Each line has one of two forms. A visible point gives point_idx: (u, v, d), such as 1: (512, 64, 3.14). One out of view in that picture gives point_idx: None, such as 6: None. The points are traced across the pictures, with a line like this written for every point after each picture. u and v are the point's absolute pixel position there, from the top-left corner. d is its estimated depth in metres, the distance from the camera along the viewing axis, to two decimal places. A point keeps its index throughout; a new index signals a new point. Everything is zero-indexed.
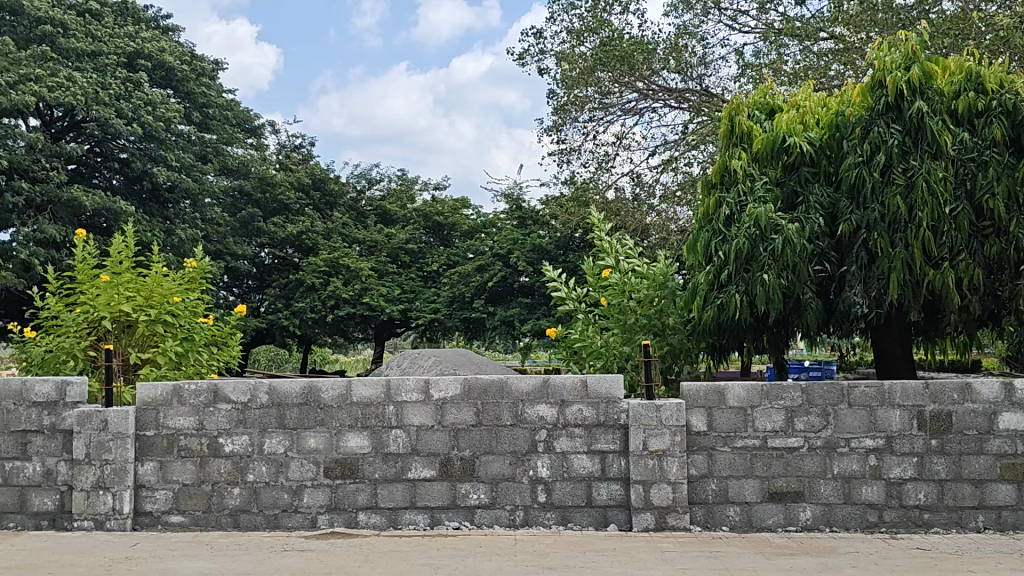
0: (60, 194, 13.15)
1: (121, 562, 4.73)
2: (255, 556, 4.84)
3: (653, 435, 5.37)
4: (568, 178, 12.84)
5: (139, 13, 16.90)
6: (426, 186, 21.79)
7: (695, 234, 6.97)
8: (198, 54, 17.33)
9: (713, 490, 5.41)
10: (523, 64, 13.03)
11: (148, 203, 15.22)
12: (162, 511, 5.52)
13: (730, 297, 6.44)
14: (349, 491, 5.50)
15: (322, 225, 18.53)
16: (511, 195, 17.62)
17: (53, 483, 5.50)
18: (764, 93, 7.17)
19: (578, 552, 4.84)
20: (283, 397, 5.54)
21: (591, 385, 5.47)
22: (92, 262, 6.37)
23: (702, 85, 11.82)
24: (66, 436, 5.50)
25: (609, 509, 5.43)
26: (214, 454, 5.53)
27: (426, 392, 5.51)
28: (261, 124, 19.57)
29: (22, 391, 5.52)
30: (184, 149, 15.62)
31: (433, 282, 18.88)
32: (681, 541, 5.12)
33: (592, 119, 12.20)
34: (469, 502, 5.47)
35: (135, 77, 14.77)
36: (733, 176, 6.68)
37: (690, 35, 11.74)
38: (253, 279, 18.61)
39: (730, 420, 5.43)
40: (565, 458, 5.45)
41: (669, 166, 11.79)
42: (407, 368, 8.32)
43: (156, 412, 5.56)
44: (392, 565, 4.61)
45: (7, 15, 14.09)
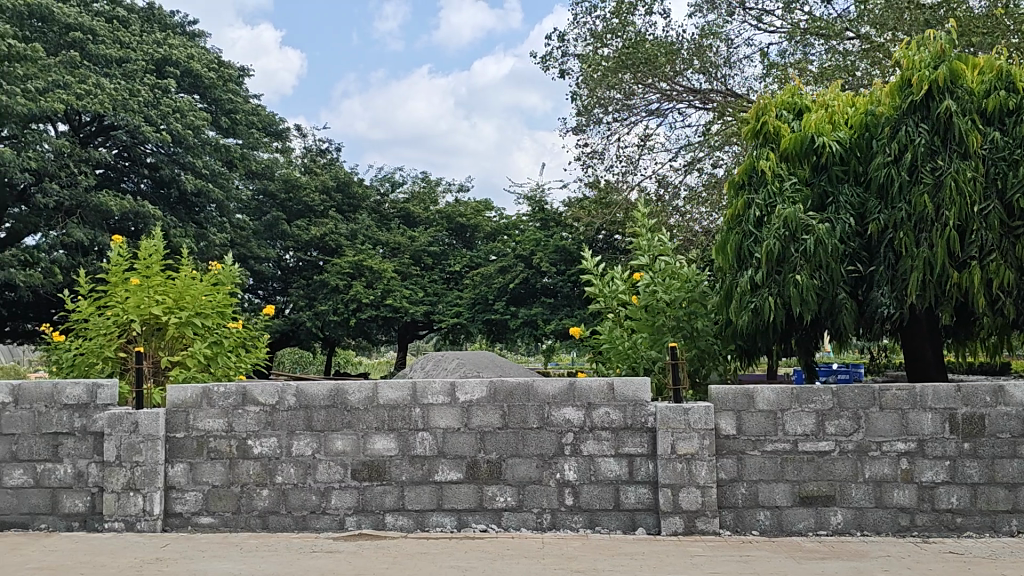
0: (89, 199, 13.27)
1: (152, 562, 4.78)
2: (285, 557, 4.87)
3: (681, 439, 5.35)
4: (593, 181, 12.84)
5: (165, 19, 17.09)
6: (450, 188, 21.81)
7: (724, 235, 6.90)
8: (224, 60, 17.47)
9: (743, 494, 5.38)
10: (546, 66, 13.03)
11: (176, 207, 15.36)
12: (192, 512, 5.56)
13: (764, 300, 6.40)
14: (377, 493, 5.52)
15: (345, 228, 18.63)
16: (534, 197, 17.59)
17: (84, 485, 5.56)
18: (792, 93, 7.08)
19: (607, 556, 4.82)
20: (310, 399, 5.56)
21: (618, 388, 5.45)
22: (123, 265, 6.46)
23: (726, 86, 11.77)
24: (97, 438, 5.55)
25: (637, 513, 5.42)
26: (243, 455, 5.57)
27: (452, 394, 5.51)
28: (286, 128, 19.66)
29: (54, 394, 5.57)
30: (211, 154, 15.78)
31: (455, 283, 18.89)
32: (710, 545, 5.09)
33: (616, 120, 12.17)
34: (496, 504, 5.47)
35: (162, 83, 14.95)
36: (760, 175, 6.63)
37: (714, 36, 11.70)
38: (278, 282, 18.72)
39: (760, 423, 5.39)
40: (592, 461, 5.44)
41: (693, 166, 11.74)
42: (431, 371, 8.35)
43: (186, 414, 5.60)
44: (421, 567, 4.62)
45: (37, 22, 14.16)
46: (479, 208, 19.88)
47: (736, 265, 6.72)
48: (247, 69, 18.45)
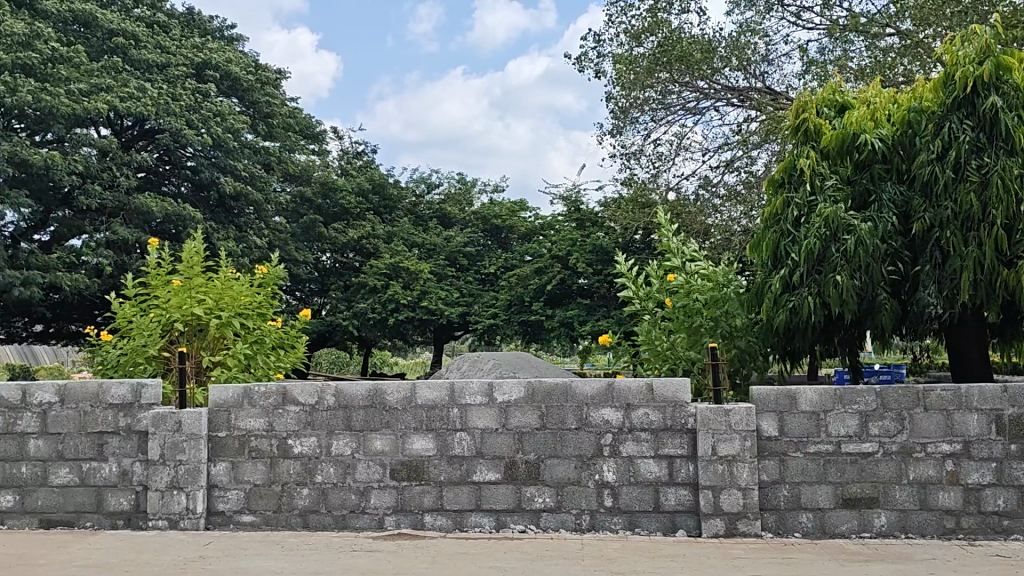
0: (131, 202, 13.49)
1: (195, 560, 4.84)
2: (327, 555, 4.91)
3: (722, 440, 5.31)
4: (628, 180, 12.80)
5: (204, 24, 17.32)
6: (486, 189, 21.81)
7: (762, 234, 6.88)
8: (262, 63, 17.66)
9: (785, 496, 5.32)
10: (581, 68, 13.01)
11: (215, 210, 15.56)
12: (234, 511, 5.63)
13: (803, 299, 6.36)
14: (416, 493, 5.55)
15: (382, 230, 18.75)
16: (570, 197, 17.52)
17: (128, 484, 5.65)
18: (832, 90, 6.99)
19: (647, 557, 4.80)
20: (349, 399, 5.60)
21: (657, 389, 5.43)
22: (165, 268, 6.59)
23: (765, 83, 11.68)
24: (141, 437, 5.64)
25: (677, 515, 5.39)
26: (284, 455, 5.62)
27: (490, 394, 5.52)
28: (323, 131, 19.82)
29: (99, 394, 5.67)
30: (250, 157, 15.95)
31: (491, 284, 18.91)
32: (751, 547, 5.05)
33: (652, 120, 12.13)
34: (535, 505, 5.47)
35: (203, 87, 15.18)
36: (800, 175, 6.56)
37: (752, 33, 11.57)
38: (316, 283, 18.87)
39: (803, 424, 5.33)
40: (631, 462, 5.42)
41: (730, 167, 11.66)
42: (467, 371, 8.38)
43: (228, 414, 5.67)
44: (461, 567, 4.63)
45: (80, 27, 14.50)
46: (515, 208, 19.86)
47: (773, 265, 6.70)
48: (284, 72, 18.63)
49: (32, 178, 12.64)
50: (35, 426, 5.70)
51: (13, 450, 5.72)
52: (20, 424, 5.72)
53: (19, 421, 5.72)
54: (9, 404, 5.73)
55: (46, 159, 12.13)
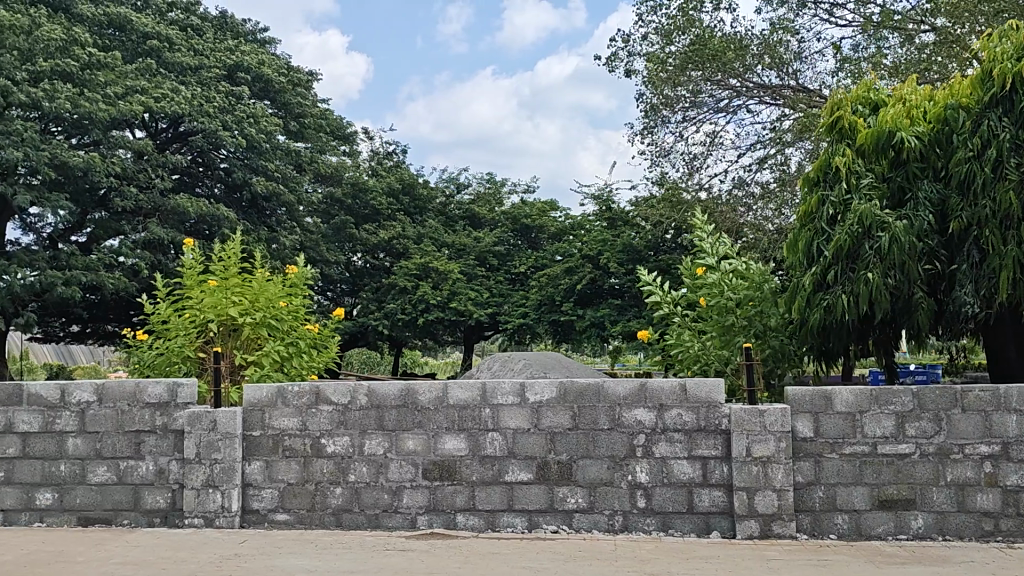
0: (166, 203, 13.67)
1: (231, 558, 4.89)
2: (360, 555, 4.93)
3: (756, 441, 5.27)
4: (660, 179, 12.76)
5: (237, 27, 17.50)
6: (516, 189, 21.80)
7: (796, 232, 6.82)
8: (295, 65, 17.79)
9: (820, 497, 5.28)
10: (612, 67, 12.97)
11: (248, 211, 15.71)
12: (269, 510, 5.68)
13: (836, 298, 6.30)
14: (448, 493, 5.56)
15: (413, 231, 18.83)
16: (601, 196, 17.45)
17: (165, 482, 5.72)
18: (867, 87, 6.90)
19: (681, 559, 4.78)
20: (381, 399, 5.63)
21: (690, 390, 5.40)
22: (199, 269, 6.66)
23: (798, 81, 11.57)
24: (177, 436, 5.71)
25: (711, 516, 5.36)
26: (317, 454, 5.66)
27: (522, 394, 5.52)
28: (353, 132, 19.93)
29: (136, 393, 5.74)
30: (283, 158, 16.07)
31: (521, 284, 18.89)
32: (787, 549, 5.01)
33: (684, 119, 12.08)
34: (567, 506, 5.46)
35: (236, 90, 15.32)
36: (835, 173, 6.50)
37: (785, 31, 11.50)
38: (347, 284, 18.98)
39: (838, 425, 5.27)
40: (664, 463, 5.39)
41: (762, 165, 11.58)
42: (498, 371, 8.40)
43: (262, 413, 5.73)
44: (494, 567, 4.63)
45: (115, 31, 14.78)
46: (545, 208, 19.74)
47: (807, 264, 6.64)
48: (316, 74, 18.76)
49: (70, 180, 12.83)
50: (74, 425, 5.79)
51: (52, 449, 5.80)
52: (59, 422, 5.80)
53: (58, 420, 5.80)
54: (48, 404, 5.81)
55: (85, 162, 12.32)
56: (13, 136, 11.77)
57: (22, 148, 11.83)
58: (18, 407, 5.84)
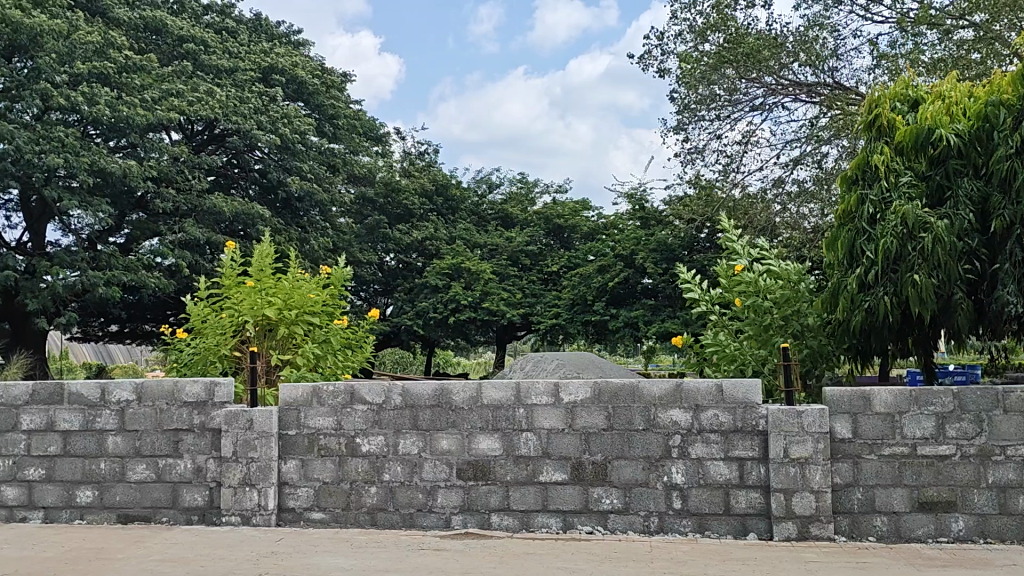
0: (203, 204, 13.83)
1: (268, 556, 4.92)
2: (395, 554, 4.94)
3: (794, 442, 5.22)
4: (693, 178, 12.70)
5: (272, 29, 17.66)
6: (548, 189, 21.76)
7: (835, 231, 6.73)
8: (328, 67, 17.92)
9: (859, 499, 5.21)
10: (644, 66, 12.91)
11: (282, 211, 15.83)
12: (304, 508, 5.72)
13: (879, 299, 6.19)
14: (482, 493, 5.56)
15: (445, 231, 18.87)
16: (634, 195, 17.35)
17: (202, 480, 5.78)
18: (905, 84, 6.79)
19: (718, 561, 4.74)
20: (416, 399, 5.65)
21: (727, 391, 5.35)
22: (236, 270, 6.72)
23: (834, 78, 11.42)
24: (215, 434, 5.77)
25: (748, 517, 5.30)
26: (352, 453, 5.69)
27: (556, 395, 5.51)
28: (386, 133, 20.04)
29: (174, 392, 5.81)
30: (316, 159, 16.16)
31: (554, 284, 18.84)
32: (824, 551, 4.95)
33: (718, 118, 11.98)
34: (602, 507, 5.44)
35: (269, 92, 15.46)
36: (874, 171, 6.41)
37: (821, 28, 11.36)
38: (380, 285, 19.06)
39: (877, 427, 5.20)
40: (700, 464, 5.35)
41: (797, 164, 11.47)
42: (530, 371, 8.40)
43: (298, 413, 5.77)
44: (528, 568, 4.62)
45: (152, 35, 15.01)
46: (578, 207, 19.63)
47: (846, 264, 6.55)
48: (349, 74, 18.87)
49: (109, 184, 13.00)
50: (114, 423, 5.87)
51: (93, 447, 5.89)
52: (99, 420, 5.89)
53: (98, 418, 5.89)
54: (89, 402, 5.90)
55: (123, 167, 12.49)
56: (54, 142, 11.98)
57: (63, 155, 12.01)
58: (58, 405, 5.93)
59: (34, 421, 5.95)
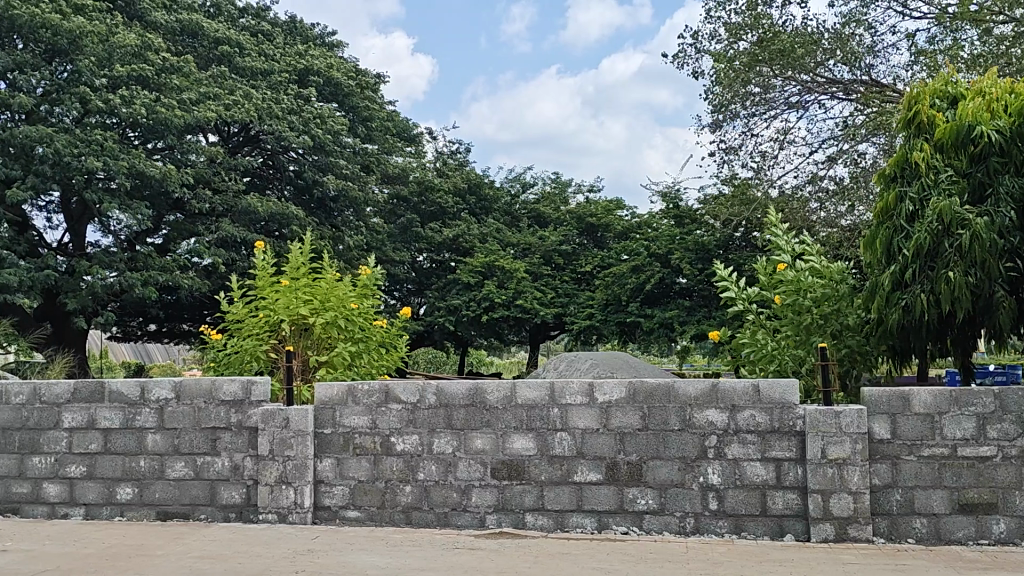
0: (238, 204, 13.98)
1: (304, 554, 4.96)
2: (430, 553, 4.95)
3: (832, 443, 5.16)
4: (728, 177, 12.63)
5: (306, 31, 17.81)
6: (581, 188, 21.72)
7: (873, 229, 6.64)
8: (363, 68, 18.03)
9: (898, 500, 5.14)
10: (678, 65, 12.85)
11: (316, 211, 15.95)
12: (340, 506, 5.76)
13: (915, 297, 6.10)
14: (516, 492, 5.56)
15: (477, 230, 18.90)
16: (668, 194, 17.25)
17: (240, 478, 5.84)
18: (945, 80, 6.67)
19: (754, 562, 4.70)
20: (450, 398, 5.66)
21: (764, 391, 5.31)
22: (271, 269, 6.77)
23: (870, 75, 11.27)
24: (252, 433, 5.82)
25: (785, 518, 5.25)
26: (387, 452, 5.72)
27: (591, 394, 5.49)
28: (419, 133, 20.13)
29: (211, 391, 5.88)
30: (350, 159, 16.25)
31: (587, 284, 18.79)
32: (863, 552, 4.89)
33: (753, 116, 11.91)
34: (637, 507, 5.42)
35: (304, 92, 15.60)
36: (913, 168, 6.32)
37: (857, 24, 11.21)
38: (413, 284, 19.14)
39: (916, 427, 5.13)
40: (737, 465, 5.31)
41: (834, 162, 11.35)
42: (564, 371, 8.40)
43: (333, 411, 5.81)
44: (563, 568, 4.61)
45: (189, 38, 15.19)
46: (611, 206, 19.57)
47: (885, 261, 6.45)
48: (382, 75, 18.97)
49: (147, 187, 13.18)
50: (153, 421, 5.95)
51: (133, 445, 5.98)
52: (138, 419, 5.97)
53: (138, 417, 5.97)
54: (128, 401, 5.99)
55: (161, 170, 12.66)
56: (93, 145, 12.19)
57: (103, 158, 12.20)
58: (99, 403, 6.03)
59: (75, 420, 6.05)
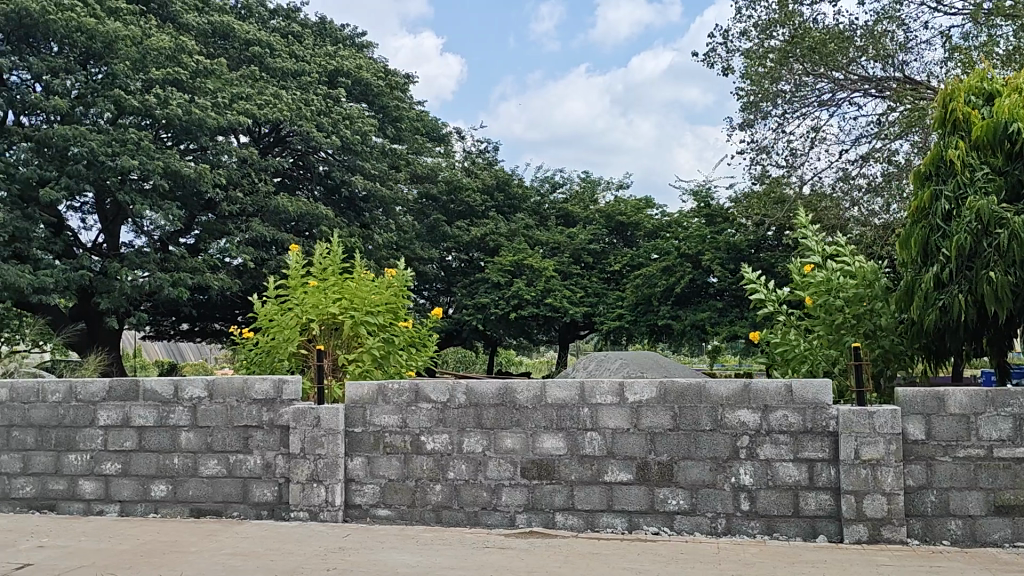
0: (269, 204, 14.09)
1: (335, 552, 4.98)
2: (461, 552, 4.95)
3: (866, 444, 5.10)
4: (759, 175, 12.54)
5: (335, 32, 17.90)
6: (610, 186, 21.65)
7: (909, 227, 6.55)
8: (392, 69, 18.10)
9: (932, 501, 5.07)
10: (709, 64, 12.77)
11: (346, 210, 16.04)
12: (370, 505, 5.79)
13: (953, 298, 6.00)
14: (547, 492, 5.56)
15: (506, 229, 18.90)
16: (699, 192, 17.13)
17: (272, 476, 5.88)
18: (981, 75, 6.54)
19: (787, 563, 4.65)
20: (480, 397, 5.66)
21: (796, 391, 5.26)
22: (302, 270, 6.81)
23: (904, 72, 11.12)
24: (283, 431, 5.87)
25: (818, 520, 5.20)
26: (417, 451, 5.74)
27: (621, 394, 5.47)
28: (447, 133, 20.19)
29: (244, 390, 5.93)
30: (379, 158, 16.32)
31: (616, 283, 18.73)
32: (897, 554, 4.83)
33: (784, 114, 11.81)
34: (668, 508, 5.39)
35: (333, 93, 15.68)
36: (949, 167, 6.22)
37: (891, 20, 11.03)
38: (442, 283, 19.19)
39: (952, 428, 5.05)
40: (769, 466, 5.26)
41: (867, 160, 11.22)
42: (594, 371, 8.40)
43: (364, 410, 5.83)
44: (594, 568, 4.60)
45: (220, 40, 15.33)
46: (640, 205, 19.47)
47: (921, 261, 6.36)
48: (411, 75, 19.03)
49: (180, 187, 13.33)
50: (186, 419, 6.01)
51: (167, 443, 6.04)
52: (172, 417, 6.04)
53: (172, 415, 6.04)
54: (162, 399, 6.05)
55: (196, 171, 12.79)
56: (127, 145, 12.33)
57: (139, 158, 12.34)
58: (134, 401, 6.10)
59: (110, 417, 6.13)
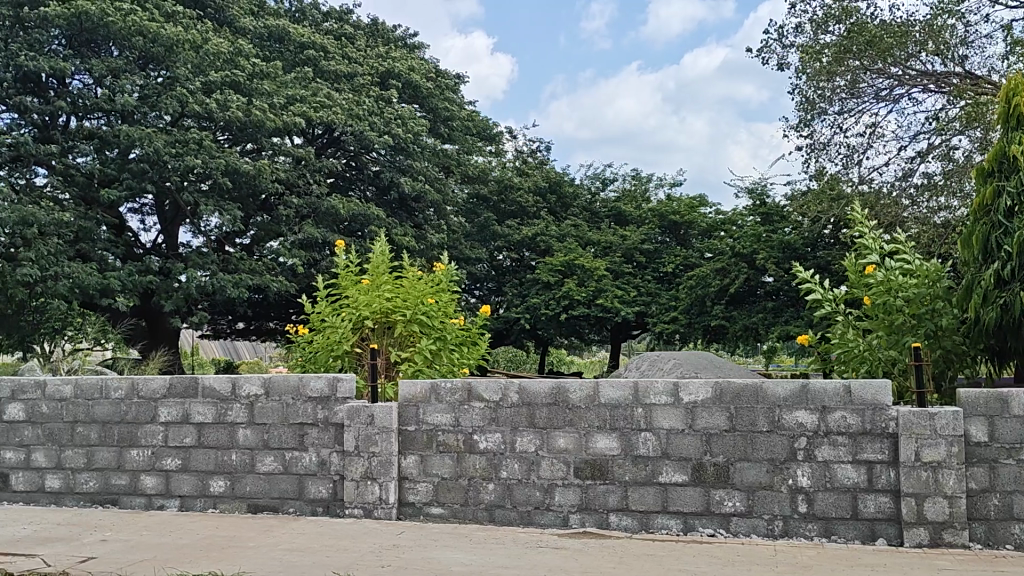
0: (322, 204, 14.22)
1: (390, 549, 5.01)
2: (514, 551, 4.95)
3: (927, 445, 4.97)
4: (815, 173, 12.33)
5: (387, 34, 18.04)
6: (662, 184, 21.47)
7: (970, 226, 6.36)
8: (442, 69, 18.19)
9: (996, 505, 4.93)
10: (763, 60, 12.59)
11: (397, 211, 16.15)
12: (424, 503, 5.82)
13: (1015, 296, 5.82)
14: (600, 492, 5.52)
15: (557, 229, 18.88)
16: (754, 190, 16.90)
17: (327, 473, 5.94)
18: None
19: (845, 566, 4.56)
20: (532, 397, 5.65)
21: (855, 392, 5.14)
22: (355, 268, 6.88)
23: (965, 67, 10.86)
24: (337, 429, 5.92)
25: (877, 523, 5.09)
26: (470, 450, 5.75)
27: (676, 394, 5.42)
28: (498, 132, 20.21)
29: (299, 387, 6.00)
30: (429, 159, 16.40)
31: (669, 283, 18.56)
32: (959, 558, 4.70)
33: (841, 111, 11.60)
34: (724, 509, 5.32)
35: (385, 94, 15.80)
36: (1012, 162, 6.04)
37: (951, 14, 10.79)
38: (493, 283, 19.24)
39: (1016, 429, 4.91)
40: (828, 467, 5.17)
41: (926, 156, 10.97)
42: (646, 372, 8.31)
43: (416, 409, 5.86)
44: (648, 568, 4.57)
45: (276, 42, 15.56)
46: (693, 204, 19.27)
47: (982, 259, 6.19)
48: (462, 75, 19.10)
49: (238, 188, 13.55)
50: (244, 416, 6.11)
51: (225, 439, 6.14)
52: (230, 414, 6.14)
53: (229, 412, 6.14)
54: (221, 396, 6.16)
55: (255, 169, 13.00)
56: (189, 145, 12.57)
57: (200, 157, 12.59)
58: (193, 398, 6.21)
59: (171, 414, 6.25)
